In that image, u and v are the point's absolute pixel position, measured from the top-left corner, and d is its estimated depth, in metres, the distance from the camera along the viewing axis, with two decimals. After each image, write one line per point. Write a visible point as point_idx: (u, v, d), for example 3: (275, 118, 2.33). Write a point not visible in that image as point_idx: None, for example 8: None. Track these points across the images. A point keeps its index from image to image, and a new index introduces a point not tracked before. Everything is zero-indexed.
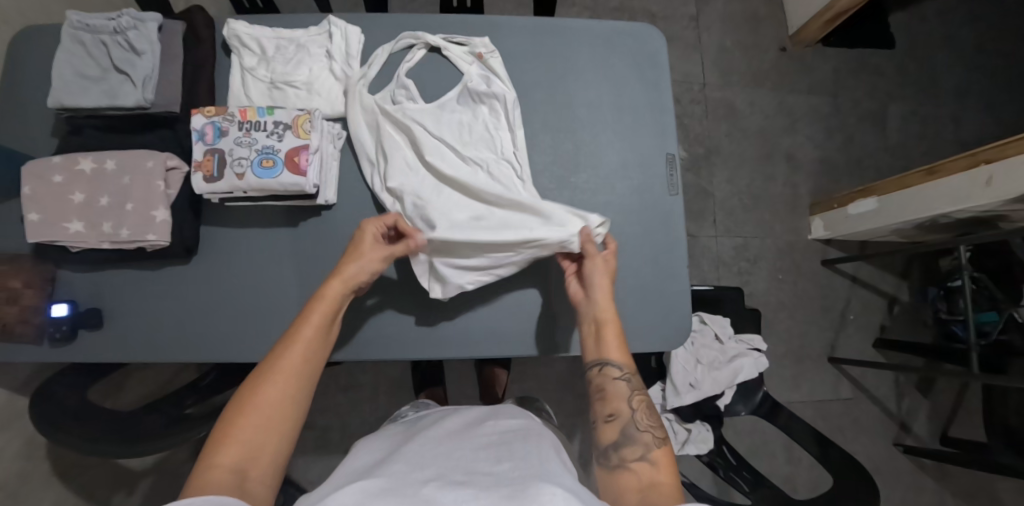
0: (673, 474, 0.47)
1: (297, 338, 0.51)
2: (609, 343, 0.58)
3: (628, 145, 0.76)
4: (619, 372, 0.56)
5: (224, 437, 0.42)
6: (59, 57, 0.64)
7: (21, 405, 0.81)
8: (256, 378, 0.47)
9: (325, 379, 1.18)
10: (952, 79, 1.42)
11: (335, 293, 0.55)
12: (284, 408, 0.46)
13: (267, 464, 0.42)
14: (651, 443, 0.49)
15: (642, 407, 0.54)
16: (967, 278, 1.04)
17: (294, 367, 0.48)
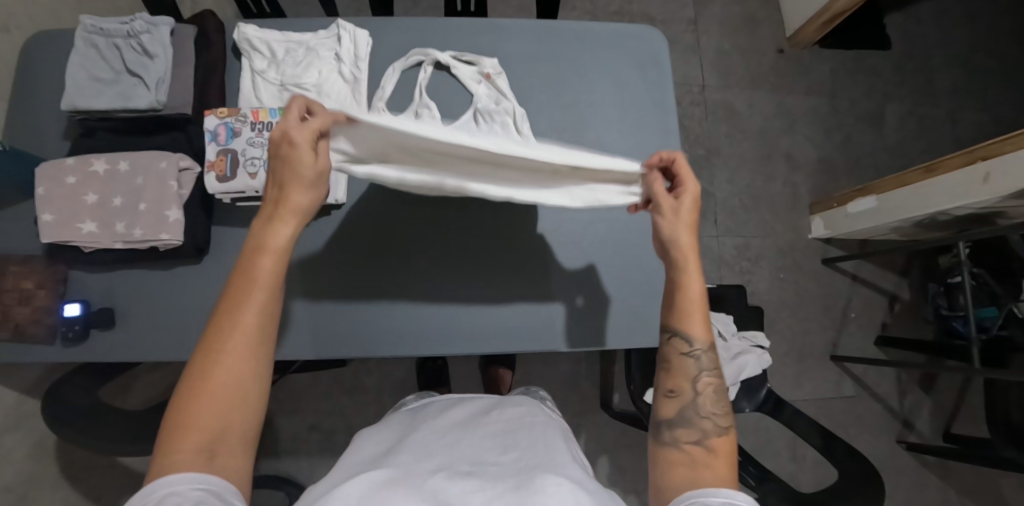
0: (730, 466, 0.45)
1: (244, 301, 0.41)
2: (688, 314, 0.50)
3: (631, 144, 0.77)
4: (689, 348, 0.50)
5: (178, 427, 0.37)
6: (73, 61, 0.65)
7: (31, 406, 0.82)
8: (203, 354, 0.39)
9: (330, 380, 1.18)
10: (949, 79, 1.44)
11: (283, 237, 0.44)
12: (242, 387, 0.39)
13: (236, 448, 0.38)
14: (710, 431, 0.46)
15: (708, 392, 0.49)
16: (967, 274, 1.06)
17: (245, 337, 0.40)
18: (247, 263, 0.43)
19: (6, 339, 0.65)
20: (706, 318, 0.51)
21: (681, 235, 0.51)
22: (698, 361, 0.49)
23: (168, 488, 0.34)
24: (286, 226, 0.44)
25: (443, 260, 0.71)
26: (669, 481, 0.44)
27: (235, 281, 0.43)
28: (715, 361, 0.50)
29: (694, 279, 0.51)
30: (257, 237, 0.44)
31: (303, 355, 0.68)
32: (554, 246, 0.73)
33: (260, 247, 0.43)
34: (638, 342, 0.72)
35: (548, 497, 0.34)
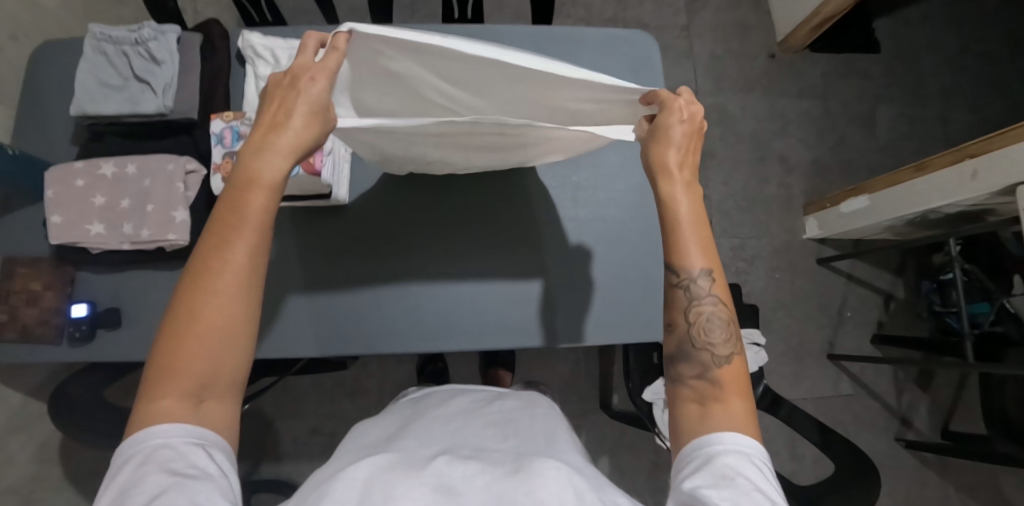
0: (745, 394, 0.42)
1: (234, 238, 0.40)
2: (680, 241, 0.45)
3: (627, 144, 0.79)
4: (677, 279, 0.44)
5: (167, 365, 0.37)
6: (82, 67, 0.68)
7: (36, 408, 0.83)
8: (188, 291, 0.38)
9: (331, 384, 1.19)
10: (938, 81, 1.47)
11: (276, 171, 0.43)
12: (233, 328, 0.39)
13: (229, 384, 0.39)
14: (711, 363, 0.43)
15: (705, 322, 0.45)
16: (958, 271, 1.07)
17: (235, 278, 0.39)
18: (233, 196, 0.41)
19: (15, 340, 0.67)
20: (705, 238, 0.45)
21: (670, 155, 0.46)
22: (690, 291, 0.44)
23: (160, 438, 0.35)
24: (277, 159, 0.43)
25: (442, 256, 0.73)
26: (681, 426, 0.42)
27: (222, 212, 0.41)
28: (715, 285, 0.44)
29: (686, 199, 0.45)
30: (247, 170, 0.42)
31: (307, 352, 0.69)
32: (551, 243, 0.74)
33: (251, 181, 0.42)
34: (634, 335, 0.73)
35: (546, 480, 0.36)
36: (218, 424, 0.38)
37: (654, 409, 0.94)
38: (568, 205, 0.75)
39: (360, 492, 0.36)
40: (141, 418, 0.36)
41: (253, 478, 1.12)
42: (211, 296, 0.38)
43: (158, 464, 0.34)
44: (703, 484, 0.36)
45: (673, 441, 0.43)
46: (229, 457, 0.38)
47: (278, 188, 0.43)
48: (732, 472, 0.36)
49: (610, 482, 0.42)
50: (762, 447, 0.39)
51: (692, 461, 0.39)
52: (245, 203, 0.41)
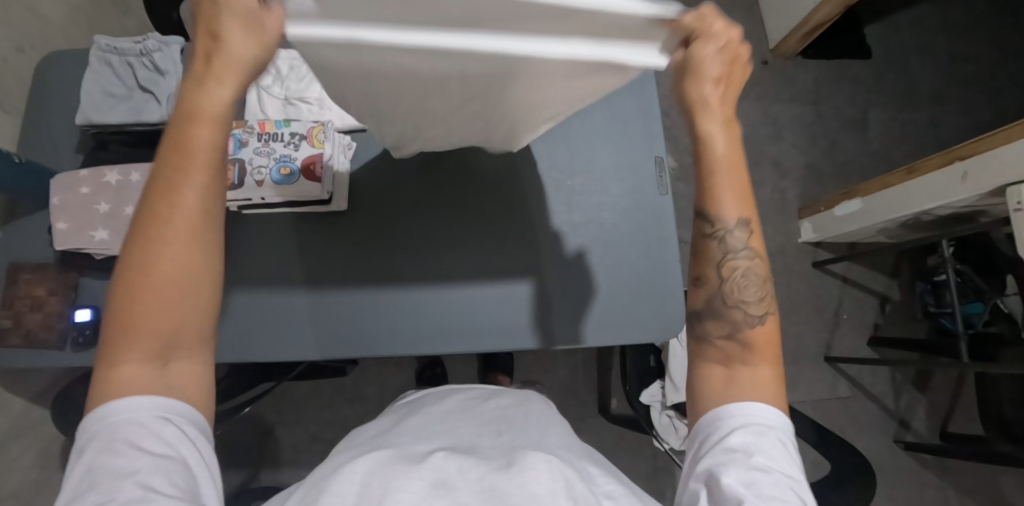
0: (772, 357, 0.43)
1: (180, 184, 0.37)
2: (714, 187, 0.43)
3: (620, 148, 0.80)
4: (713, 230, 0.44)
5: (124, 322, 0.36)
6: (87, 78, 0.69)
7: (38, 415, 0.84)
8: (138, 244, 0.36)
9: (331, 391, 1.19)
10: (929, 86, 1.49)
11: (219, 103, 0.37)
12: (190, 282, 0.37)
13: (192, 337, 0.38)
14: (742, 322, 0.44)
15: (740, 278, 0.44)
16: (951, 271, 1.09)
17: (187, 230, 0.37)
18: (176, 133, 0.37)
19: (18, 346, 0.68)
20: (742, 180, 0.44)
21: (704, 89, 0.39)
22: (724, 243, 0.44)
23: (117, 416, 0.35)
24: (219, 88, 0.36)
25: (440, 259, 0.74)
26: (706, 388, 0.43)
27: (166, 152, 0.37)
28: (751, 237, 0.44)
29: (726, 141, 0.42)
30: (188, 101, 0.37)
31: (308, 356, 0.70)
32: (547, 246, 0.75)
33: (193, 117, 0.37)
34: (632, 336, 0.74)
35: (538, 472, 0.37)
36: (187, 384, 0.38)
37: (652, 411, 0.95)
38: (564, 209, 0.77)
39: (360, 485, 0.37)
40: (102, 378, 0.36)
41: (252, 485, 1.12)
42: (162, 249, 0.36)
43: (129, 443, 0.34)
44: (722, 461, 0.38)
45: (692, 402, 0.44)
46: (199, 427, 0.38)
47: (225, 122, 0.38)
48: (751, 447, 0.38)
49: (598, 469, 0.44)
50: (785, 418, 0.41)
51: (711, 430, 0.41)
52: (188, 141, 0.37)
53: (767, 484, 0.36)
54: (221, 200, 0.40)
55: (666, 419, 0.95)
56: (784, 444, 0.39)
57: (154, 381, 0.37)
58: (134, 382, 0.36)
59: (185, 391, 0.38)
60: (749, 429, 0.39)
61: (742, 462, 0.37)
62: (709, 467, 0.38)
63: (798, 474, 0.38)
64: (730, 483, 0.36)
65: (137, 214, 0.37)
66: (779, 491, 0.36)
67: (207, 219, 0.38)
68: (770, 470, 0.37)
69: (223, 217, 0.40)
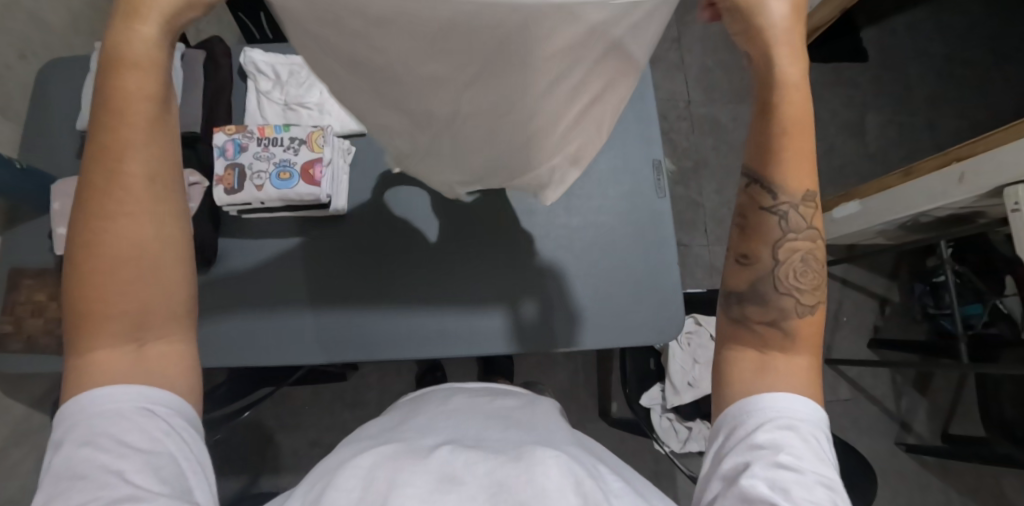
0: (811, 344, 0.42)
1: (121, 144, 0.34)
2: (781, 147, 0.38)
3: (618, 153, 0.81)
4: (774, 202, 0.40)
5: (86, 307, 0.35)
6: (90, 84, 0.72)
7: (36, 421, 0.83)
8: (85, 220, 0.34)
9: (330, 396, 1.19)
10: (925, 88, 1.50)
11: (147, 42, 0.33)
12: (147, 258, 0.35)
13: (163, 312, 0.37)
14: (790, 311, 0.42)
15: (796, 262, 0.42)
16: (951, 273, 1.09)
17: (130, 196, 0.34)
18: (107, 85, 0.33)
19: (19, 351, 0.68)
20: (810, 151, 0.39)
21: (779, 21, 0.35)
22: (785, 219, 0.40)
23: (96, 407, 0.35)
24: (141, 25, 0.33)
25: (439, 261, 0.75)
26: (737, 370, 0.42)
27: (95, 110, 0.34)
28: (814, 217, 0.41)
29: (799, 88, 0.36)
30: (110, 47, 0.33)
31: (310, 360, 0.70)
32: (548, 247, 0.75)
33: (118, 63, 0.33)
34: (634, 339, 0.74)
35: (548, 467, 0.37)
36: (165, 369, 0.37)
37: (652, 414, 0.95)
38: (562, 212, 0.77)
39: (364, 482, 0.37)
40: (76, 367, 0.36)
41: (252, 491, 1.12)
42: (111, 221, 0.34)
43: (112, 439, 0.34)
44: (751, 458, 0.38)
45: (719, 385, 0.43)
46: (188, 417, 0.39)
47: (157, 67, 0.34)
48: (781, 444, 0.37)
49: (609, 468, 0.43)
50: (817, 406, 0.40)
51: (740, 423, 0.40)
52: (120, 94, 0.33)
53: (795, 484, 0.36)
54: (172, 164, 0.36)
55: (667, 423, 0.94)
56: (818, 440, 0.39)
57: (129, 364, 0.36)
58: (106, 365, 0.36)
59: (165, 374, 0.37)
60: (780, 424, 0.38)
61: (770, 460, 0.37)
62: (737, 464, 0.38)
63: (829, 471, 0.38)
64: (754, 482, 0.36)
65: (77, 190, 0.34)
66: (808, 492, 0.36)
67: (156, 183, 0.35)
68: (800, 469, 0.36)
69: (176, 181, 0.37)
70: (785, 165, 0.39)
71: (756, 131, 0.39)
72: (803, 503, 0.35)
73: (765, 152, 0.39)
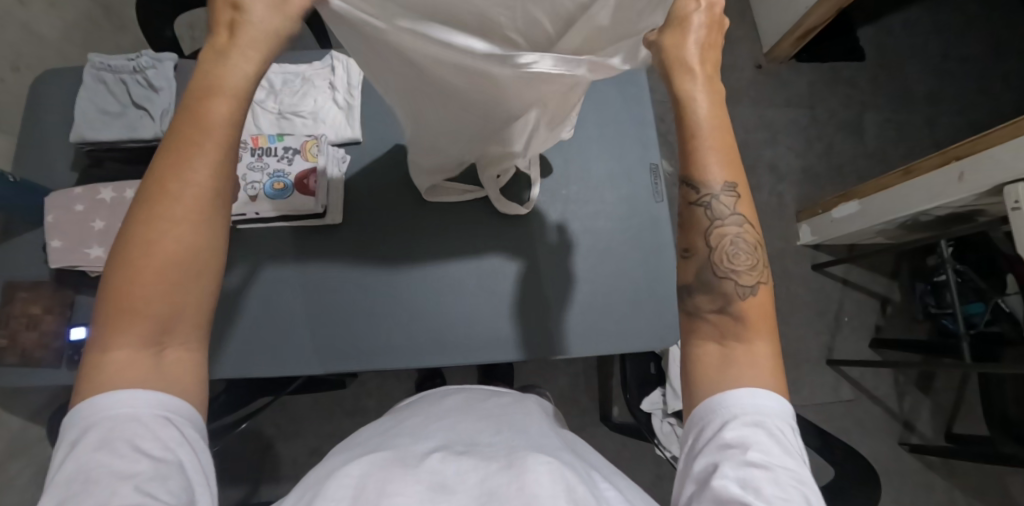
0: (763, 328, 0.41)
1: (191, 157, 0.35)
2: (697, 150, 0.40)
3: (614, 159, 0.80)
4: (698, 195, 0.40)
5: (121, 304, 0.35)
6: (83, 97, 0.73)
7: (31, 434, 0.83)
8: (142, 223, 0.35)
9: (330, 405, 1.18)
10: (924, 86, 1.50)
11: (241, 76, 0.36)
12: (186, 269, 0.35)
13: (193, 323, 0.37)
14: (734, 294, 0.41)
15: (729, 246, 0.42)
16: (951, 272, 1.08)
17: (188, 207, 0.35)
18: (191, 104, 0.35)
19: (14, 365, 0.68)
20: (728, 148, 0.40)
21: (688, 47, 0.38)
22: (712, 209, 0.40)
23: (116, 410, 0.34)
24: (243, 63, 0.36)
25: (427, 264, 0.74)
26: (702, 365, 0.41)
27: (178, 121, 0.35)
28: (739, 202, 0.41)
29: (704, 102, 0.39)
30: (206, 76, 0.35)
31: (310, 370, 0.70)
32: (544, 251, 0.75)
33: (211, 89, 0.35)
34: (633, 345, 0.73)
35: (538, 475, 0.36)
36: (181, 376, 0.37)
37: (653, 418, 0.93)
38: (557, 218, 0.76)
39: (355, 491, 0.36)
40: (94, 367, 0.35)
41: (252, 501, 1.11)
42: (169, 226, 0.35)
43: (128, 444, 0.33)
44: (720, 459, 0.37)
45: (687, 385, 0.42)
46: (198, 427, 0.38)
47: (244, 97, 0.37)
48: (748, 441, 0.37)
49: (601, 474, 0.43)
50: (785, 403, 0.40)
51: (706, 423, 0.40)
52: (203, 114, 0.35)
53: (767, 482, 0.35)
54: (231, 181, 0.38)
55: (668, 428, 0.92)
56: (784, 433, 0.38)
57: (149, 369, 0.35)
58: (126, 369, 0.35)
59: (178, 382, 0.37)
60: (746, 420, 0.38)
61: (739, 459, 0.36)
62: (707, 466, 0.38)
63: (799, 466, 0.37)
64: (725, 483, 0.36)
65: (142, 188, 0.35)
66: (780, 489, 0.35)
67: (215, 198, 0.36)
68: (771, 466, 0.36)
69: (229, 198, 0.38)
70: (706, 163, 0.40)
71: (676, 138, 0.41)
72: (777, 502, 0.34)
73: (685, 155, 0.41)
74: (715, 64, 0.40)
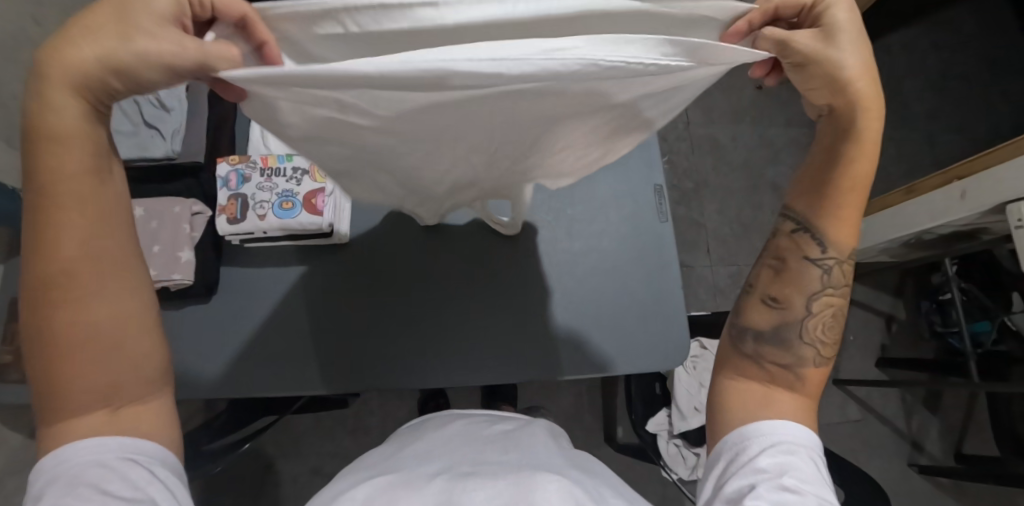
0: (817, 390, 0.44)
1: (63, 225, 0.35)
2: (838, 202, 0.42)
3: (620, 178, 0.81)
4: (821, 253, 0.43)
5: (54, 378, 0.36)
6: None
7: (30, 453, 0.82)
8: (41, 302, 0.35)
9: (332, 424, 1.17)
10: (922, 104, 1.51)
11: (78, 120, 0.33)
12: (112, 328, 0.37)
13: (135, 375, 0.39)
14: (808, 360, 0.43)
15: (825, 317, 0.44)
16: (955, 290, 1.08)
17: (83, 271, 0.36)
18: (40, 168, 0.34)
19: (17, 382, 0.68)
20: (858, 211, 0.43)
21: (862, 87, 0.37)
22: (828, 275, 0.43)
23: (76, 459, 0.36)
24: (59, 101, 0.32)
25: (435, 292, 0.74)
26: (740, 399, 0.44)
27: (27, 186, 0.34)
28: (849, 277, 0.43)
29: (869, 154, 0.40)
30: (38, 131, 0.33)
31: (315, 390, 0.70)
32: (550, 268, 0.75)
33: (52, 143, 0.33)
34: (632, 364, 0.73)
35: (550, 494, 0.36)
36: (138, 422, 0.39)
37: (659, 440, 0.92)
38: (562, 238, 0.77)
39: None
40: (50, 432, 0.37)
41: None
42: (71, 300, 0.36)
43: (95, 489, 0.35)
44: (755, 481, 0.38)
45: (723, 412, 0.44)
46: (168, 464, 0.40)
47: (92, 140, 0.35)
48: (785, 468, 0.38)
49: (612, 492, 0.43)
50: (817, 438, 0.42)
51: (742, 449, 0.41)
52: (60, 174, 0.34)
53: None
54: (121, 232, 0.38)
55: (674, 449, 0.90)
56: (815, 463, 0.40)
57: (106, 423, 0.37)
58: (83, 426, 0.37)
59: (138, 426, 0.39)
60: (780, 448, 0.40)
61: (775, 482, 0.38)
62: (740, 487, 0.39)
63: (829, 494, 0.38)
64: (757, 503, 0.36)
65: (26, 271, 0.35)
66: None
67: (111, 256, 0.37)
68: (802, 491, 0.37)
69: (128, 247, 0.39)
70: (842, 217, 0.42)
71: (820, 181, 0.42)
72: None
73: (822, 202, 0.42)
74: (881, 97, 0.38)
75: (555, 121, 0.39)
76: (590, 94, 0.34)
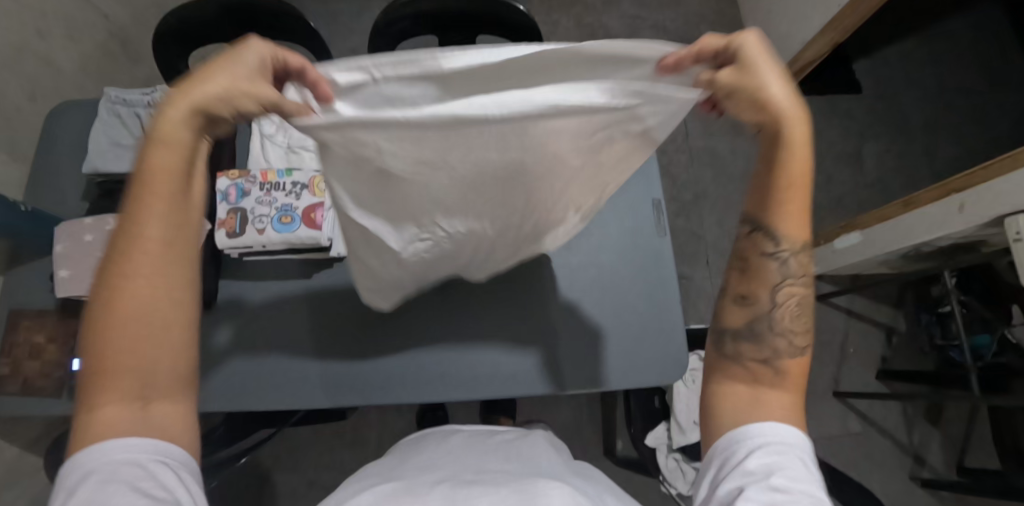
0: (801, 382, 0.44)
1: (142, 215, 0.38)
2: (779, 198, 0.42)
3: (619, 192, 0.82)
4: (774, 246, 0.43)
5: (99, 365, 0.37)
6: (97, 129, 0.74)
7: (27, 464, 0.82)
8: (109, 287, 0.38)
9: (330, 436, 1.17)
10: (920, 116, 1.52)
11: (178, 127, 0.38)
12: (154, 322, 0.38)
13: (166, 373, 0.38)
14: (783, 351, 0.43)
15: (791, 306, 0.44)
16: (955, 303, 1.07)
17: (144, 257, 0.38)
18: (142, 165, 0.38)
19: (15, 394, 0.68)
20: (806, 204, 0.43)
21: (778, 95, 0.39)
22: (785, 265, 0.43)
23: (111, 456, 0.35)
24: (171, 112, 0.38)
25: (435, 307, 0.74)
26: (730, 402, 0.43)
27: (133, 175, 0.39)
28: (806, 263, 0.44)
29: (801, 149, 0.40)
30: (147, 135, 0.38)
31: (317, 402, 0.70)
32: (551, 281, 0.75)
33: (153, 145, 0.38)
34: (632, 380, 0.72)
35: (552, 499, 0.36)
36: (168, 422, 0.38)
37: (658, 454, 0.91)
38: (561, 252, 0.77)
39: None
40: (84, 422, 0.37)
41: None
42: (134, 287, 0.38)
43: (130, 485, 0.34)
44: (744, 484, 0.38)
45: (710, 419, 0.44)
46: (193, 472, 0.39)
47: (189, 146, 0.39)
48: (773, 468, 0.38)
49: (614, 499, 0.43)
50: (807, 438, 0.41)
51: (731, 453, 0.41)
52: (152, 170, 0.38)
53: None
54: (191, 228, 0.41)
55: (674, 463, 0.90)
56: (807, 462, 0.39)
57: (135, 420, 0.37)
58: (114, 421, 0.36)
59: (168, 427, 0.38)
60: (770, 449, 0.39)
61: (764, 485, 0.37)
62: (730, 490, 0.38)
63: (822, 494, 0.38)
64: None
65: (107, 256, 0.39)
66: None
67: (174, 248, 0.39)
68: (792, 491, 0.37)
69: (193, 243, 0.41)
70: (788, 213, 0.42)
71: (764, 184, 0.43)
72: None
73: (766, 201, 0.43)
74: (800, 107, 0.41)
75: (573, 151, 0.41)
76: (601, 120, 0.38)
